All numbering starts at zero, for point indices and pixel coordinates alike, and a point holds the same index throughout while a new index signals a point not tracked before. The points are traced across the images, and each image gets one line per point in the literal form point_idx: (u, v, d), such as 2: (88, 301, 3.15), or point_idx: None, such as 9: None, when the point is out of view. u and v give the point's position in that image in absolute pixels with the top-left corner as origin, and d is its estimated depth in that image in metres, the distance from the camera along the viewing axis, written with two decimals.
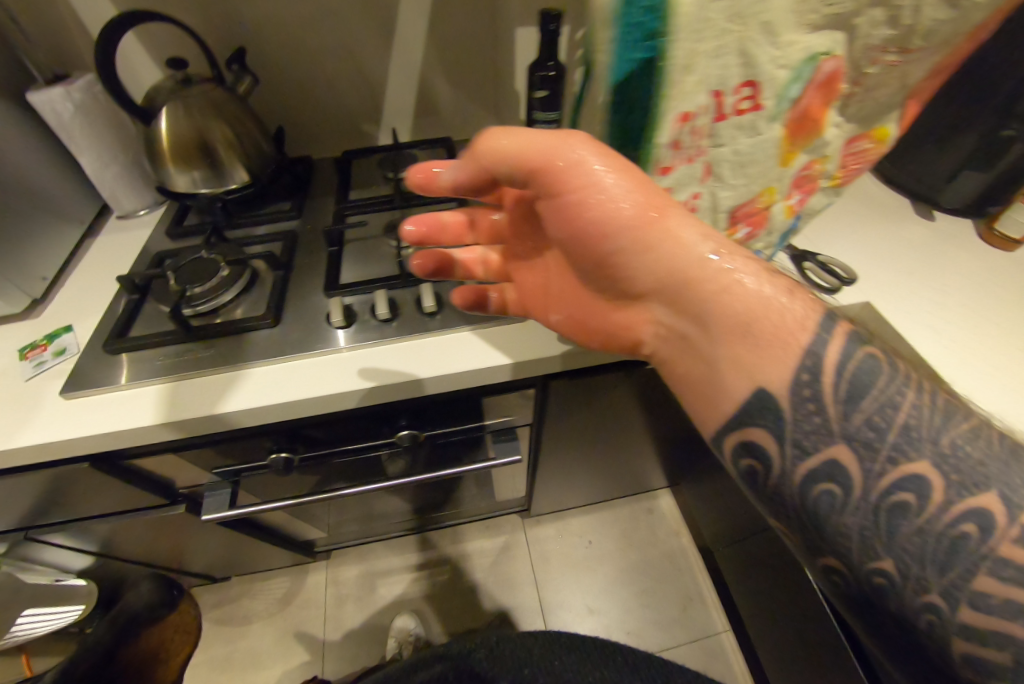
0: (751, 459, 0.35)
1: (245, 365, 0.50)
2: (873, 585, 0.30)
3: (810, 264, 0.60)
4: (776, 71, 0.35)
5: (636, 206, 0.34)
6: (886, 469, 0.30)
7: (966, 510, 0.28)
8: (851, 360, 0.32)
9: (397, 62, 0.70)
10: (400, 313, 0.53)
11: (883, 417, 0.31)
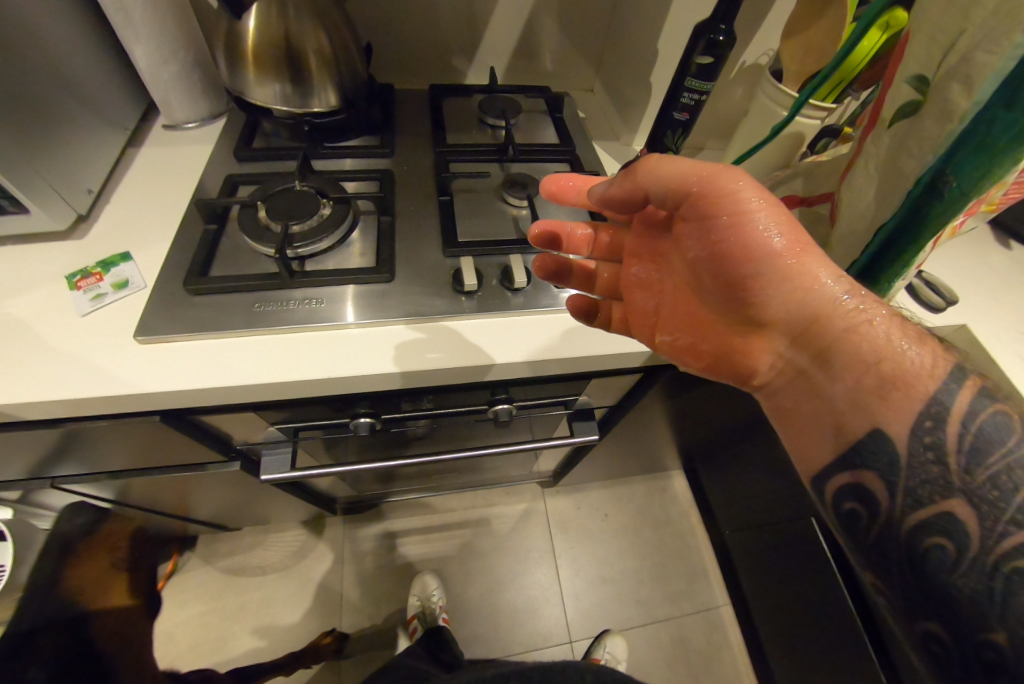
0: (857, 503, 0.33)
1: (363, 324, 0.44)
2: (985, 659, 0.27)
3: (919, 279, 0.59)
4: None
5: (786, 236, 0.33)
6: (1007, 531, 0.27)
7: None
8: (980, 415, 0.30)
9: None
10: (529, 281, 0.48)
11: (1013, 475, 0.28)
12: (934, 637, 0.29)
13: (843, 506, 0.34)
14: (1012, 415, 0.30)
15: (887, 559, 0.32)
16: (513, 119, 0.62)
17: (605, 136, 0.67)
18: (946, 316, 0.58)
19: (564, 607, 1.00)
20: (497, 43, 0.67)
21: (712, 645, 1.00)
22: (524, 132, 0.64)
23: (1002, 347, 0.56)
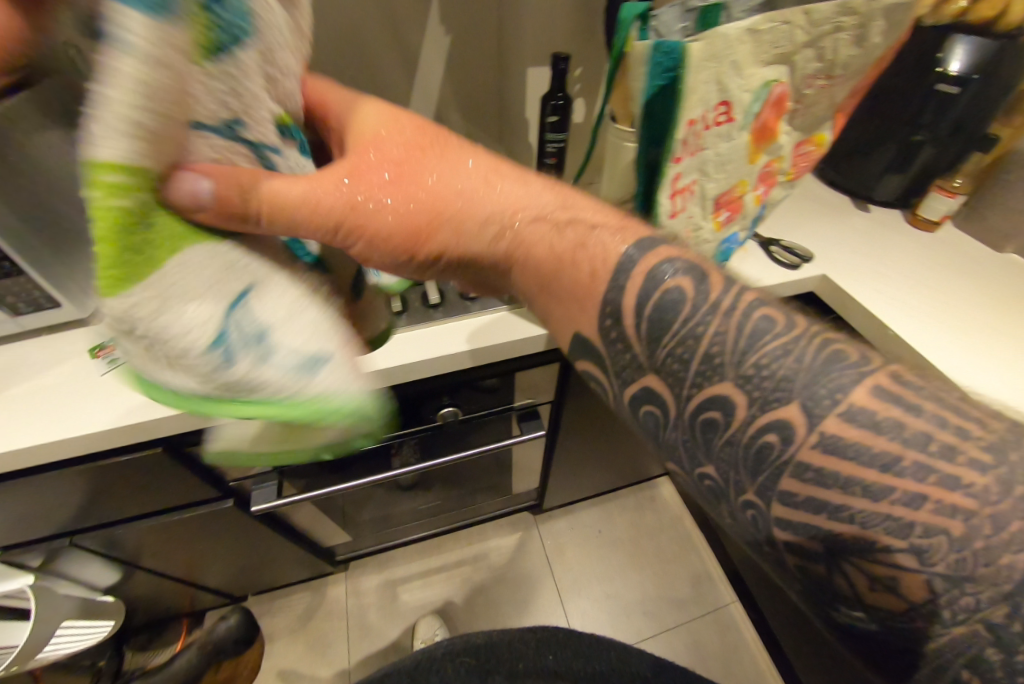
0: (654, 406, 0.38)
1: None
2: (747, 515, 0.34)
3: (776, 247, 0.70)
4: (743, 94, 0.47)
5: (433, 173, 0.40)
6: (693, 394, 0.35)
7: (767, 425, 0.32)
8: (661, 289, 0.37)
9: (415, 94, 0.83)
10: (444, 300, 0.61)
11: (693, 338, 0.35)
12: (697, 492, 0.38)
13: (643, 412, 0.39)
14: (687, 286, 0.36)
15: (656, 443, 0.40)
16: None
17: None
18: (806, 270, 0.69)
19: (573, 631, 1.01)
20: None
21: (727, 645, 1.00)
22: None
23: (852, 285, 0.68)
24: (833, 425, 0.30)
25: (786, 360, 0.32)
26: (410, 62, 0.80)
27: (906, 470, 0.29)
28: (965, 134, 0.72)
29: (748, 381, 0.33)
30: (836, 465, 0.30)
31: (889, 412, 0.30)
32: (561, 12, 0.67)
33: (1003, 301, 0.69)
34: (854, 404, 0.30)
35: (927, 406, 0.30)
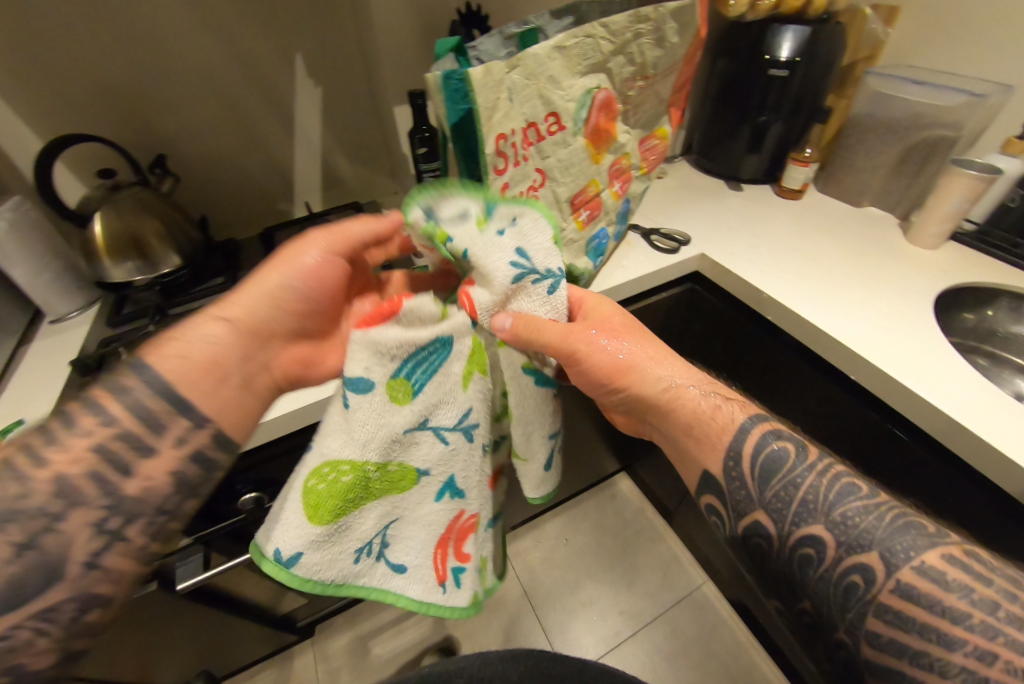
0: (761, 536, 0.44)
1: None
2: (802, 609, 0.42)
3: (655, 236, 0.74)
4: (568, 104, 0.51)
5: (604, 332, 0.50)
6: (792, 533, 0.42)
7: (852, 566, 0.39)
8: (767, 448, 0.45)
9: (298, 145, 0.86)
10: None
11: (792, 489, 0.42)
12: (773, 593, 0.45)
13: (751, 541, 0.45)
14: (789, 450, 0.44)
15: (742, 551, 0.47)
16: None
17: None
18: (684, 253, 0.74)
19: (554, 649, 0.99)
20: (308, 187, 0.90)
21: (705, 625, 1.02)
22: None
23: (728, 259, 0.72)
24: (909, 576, 0.37)
25: (875, 517, 0.40)
26: (285, 116, 0.82)
27: (975, 627, 0.34)
28: (801, 108, 0.80)
29: (836, 526, 0.40)
30: (912, 602, 0.36)
31: (958, 576, 0.36)
32: (414, 53, 0.71)
33: (867, 250, 0.74)
34: (923, 564, 0.37)
35: (993, 578, 0.36)
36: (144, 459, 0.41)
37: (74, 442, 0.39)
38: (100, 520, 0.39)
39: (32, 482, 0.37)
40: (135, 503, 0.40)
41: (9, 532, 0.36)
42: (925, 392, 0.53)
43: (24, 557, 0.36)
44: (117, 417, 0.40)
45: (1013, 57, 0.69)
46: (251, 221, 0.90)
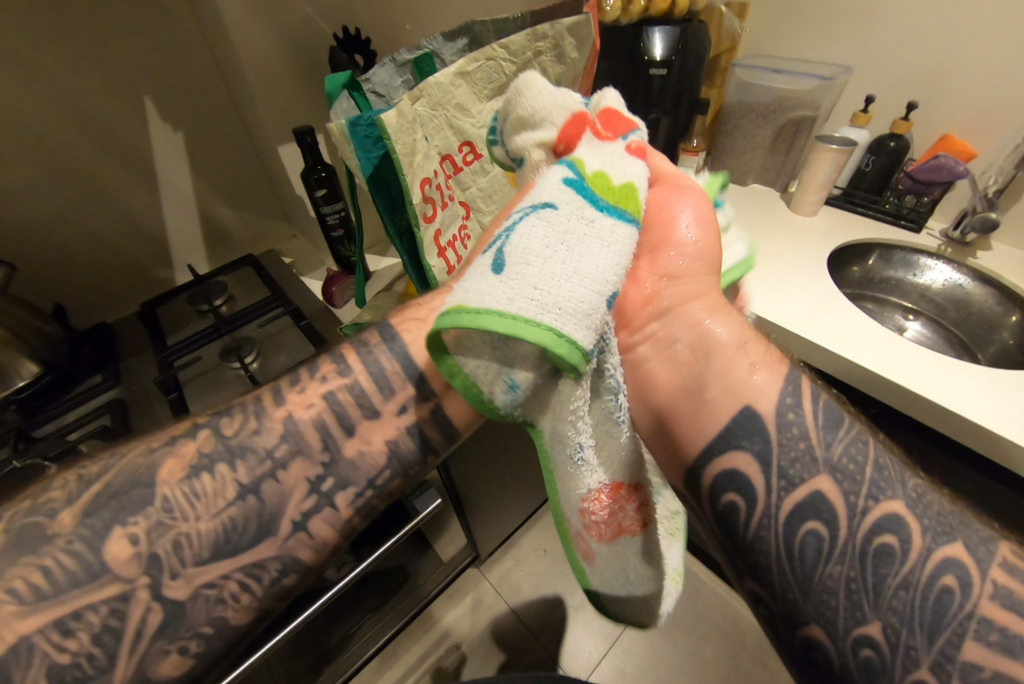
0: (735, 493, 0.35)
1: None
2: None
3: None
4: (481, 130, 0.45)
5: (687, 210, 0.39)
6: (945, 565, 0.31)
7: (942, 562, 0.30)
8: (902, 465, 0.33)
9: (163, 195, 0.74)
10: None
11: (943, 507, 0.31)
12: None
13: None
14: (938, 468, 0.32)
15: None
16: (220, 298, 0.71)
17: (313, 270, 0.79)
18: None
19: (557, 663, 0.99)
20: (189, 244, 0.80)
21: (689, 593, 1.07)
22: (236, 299, 0.73)
23: None
24: (1002, 575, 0.29)
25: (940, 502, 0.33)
26: (144, 168, 0.70)
27: None
28: (682, 103, 0.85)
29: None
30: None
31: None
32: (294, 87, 0.64)
33: (764, 225, 0.80)
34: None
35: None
36: (364, 421, 0.38)
37: (310, 388, 0.38)
38: (315, 481, 0.36)
39: (267, 422, 0.36)
40: (349, 469, 0.37)
41: (236, 472, 0.34)
42: (850, 353, 0.58)
43: (244, 502, 0.34)
44: (353, 370, 0.38)
45: (846, 44, 0.79)
46: (122, 297, 0.76)
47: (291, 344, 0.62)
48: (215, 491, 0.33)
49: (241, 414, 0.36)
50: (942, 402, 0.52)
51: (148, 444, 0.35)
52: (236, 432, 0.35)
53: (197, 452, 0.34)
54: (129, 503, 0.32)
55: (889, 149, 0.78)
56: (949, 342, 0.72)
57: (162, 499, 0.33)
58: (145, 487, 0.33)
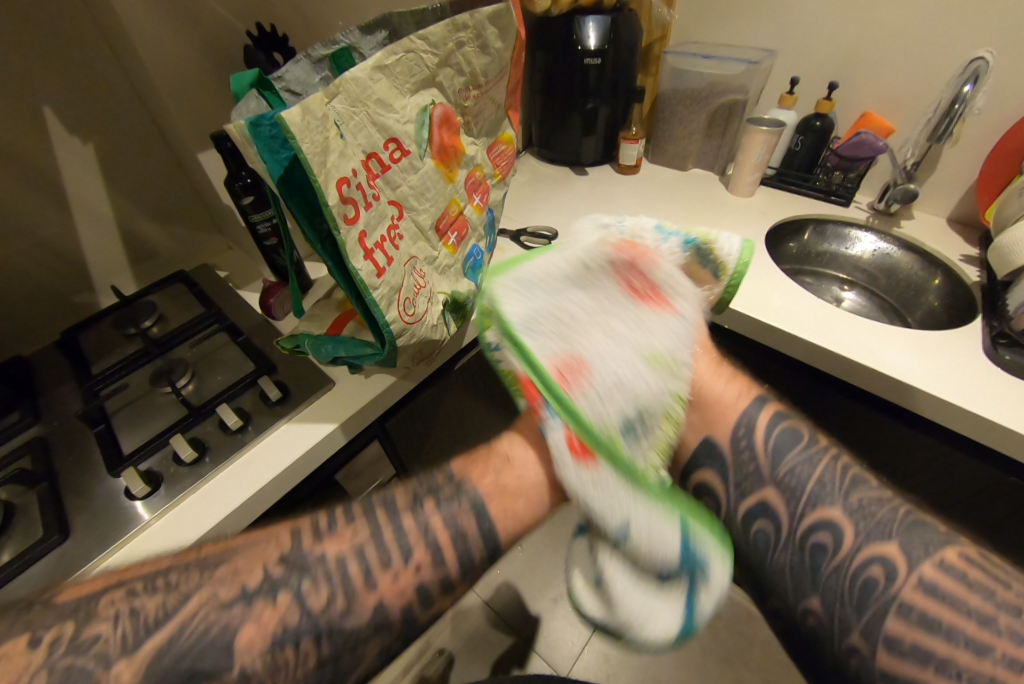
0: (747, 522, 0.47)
1: (159, 516, 0.46)
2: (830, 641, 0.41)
3: (523, 235, 0.72)
4: (405, 126, 0.43)
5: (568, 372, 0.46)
6: (827, 529, 0.43)
7: (872, 557, 0.41)
8: (791, 465, 0.47)
9: (79, 215, 0.69)
10: (206, 444, 0.50)
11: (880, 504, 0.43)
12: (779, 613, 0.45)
13: (755, 531, 0.47)
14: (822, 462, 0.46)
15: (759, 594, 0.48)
16: (149, 319, 0.67)
17: (251, 281, 0.75)
18: None
19: (542, 655, 0.99)
20: (112, 264, 0.75)
21: None
22: (168, 320, 0.68)
23: None
24: (931, 569, 0.39)
25: (813, 475, 0.46)
26: (50, 186, 0.65)
27: (1003, 631, 0.36)
28: (619, 91, 0.85)
29: (851, 514, 0.43)
30: (916, 621, 0.38)
31: (977, 577, 0.38)
32: (212, 91, 0.60)
33: (703, 207, 0.81)
34: (943, 564, 0.39)
35: (994, 581, 0.38)
36: (439, 593, 0.41)
37: (401, 573, 0.40)
38: (388, 647, 0.39)
39: (358, 605, 0.38)
40: (411, 622, 0.40)
41: (321, 647, 0.36)
42: (789, 326, 0.60)
43: (321, 670, 0.36)
44: (442, 550, 0.42)
45: (769, 28, 0.82)
46: (39, 327, 0.70)
47: (231, 362, 0.59)
48: (295, 662, 0.35)
49: (326, 584, 0.37)
50: (876, 367, 0.55)
51: (215, 596, 0.35)
52: (324, 608, 0.37)
53: (280, 622, 0.35)
54: (204, 665, 0.33)
55: (816, 128, 0.81)
56: (882, 309, 0.76)
57: (238, 669, 0.33)
58: (218, 649, 0.33)
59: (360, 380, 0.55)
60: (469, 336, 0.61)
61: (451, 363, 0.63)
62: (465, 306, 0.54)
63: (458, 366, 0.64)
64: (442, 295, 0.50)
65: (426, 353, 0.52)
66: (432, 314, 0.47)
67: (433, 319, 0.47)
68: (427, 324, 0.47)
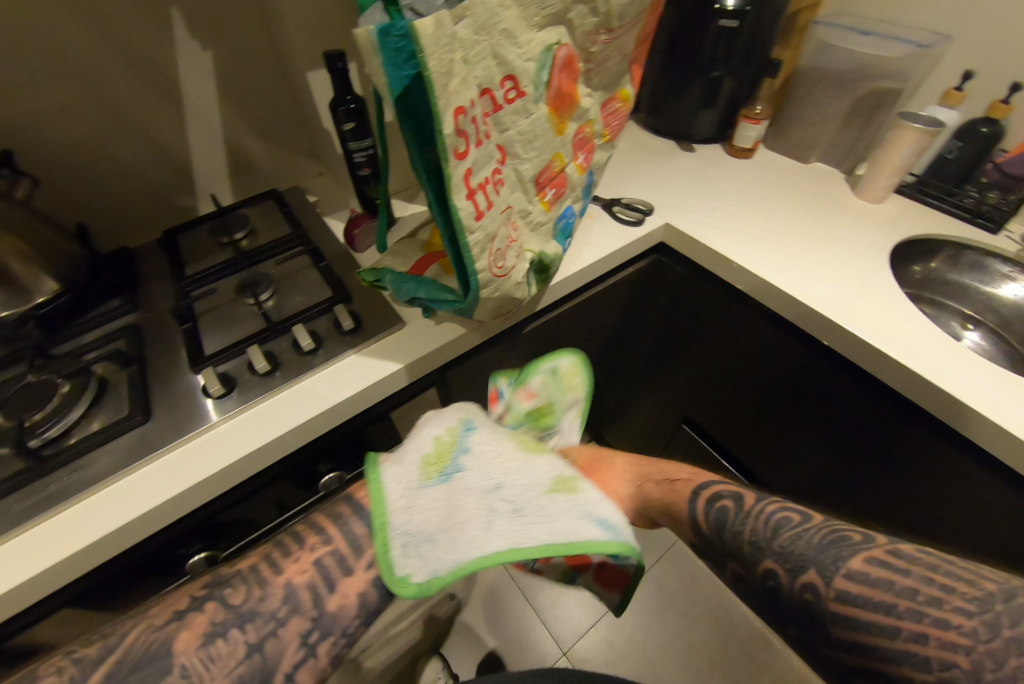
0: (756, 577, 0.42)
1: (226, 420, 0.48)
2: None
3: (616, 206, 0.68)
4: (526, 64, 0.40)
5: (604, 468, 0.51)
6: (792, 579, 0.39)
7: (805, 583, 0.38)
8: (706, 509, 0.46)
9: (189, 120, 0.71)
10: (279, 361, 0.51)
11: (790, 532, 0.41)
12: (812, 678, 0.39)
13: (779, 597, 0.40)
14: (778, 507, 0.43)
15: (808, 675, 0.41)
16: (241, 231, 0.69)
17: (337, 210, 0.76)
18: (649, 223, 0.68)
19: (546, 627, 1.00)
20: (212, 173, 0.77)
21: (686, 577, 1.06)
22: (257, 235, 0.70)
23: (700, 226, 0.68)
24: (844, 581, 0.37)
25: (740, 527, 0.43)
26: (169, 89, 0.67)
27: (909, 632, 0.34)
28: (750, 62, 0.76)
29: (781, 555, 0.40)
30: (858, 631, 0.35)
31: (880, 572, 0.37)
32: (328, 8, 0.59)
33: (820, 207, 0.73)
34: (850, 569, 0.37)
35: (914, 568, 0.37)
36: (345, 576, 0.39)
37: (303, 555, 0.39)
38: (311, 632, 0.37)
39: (270, 587, 0.38)
40: (333, 617, 0.37)
41: (245, 634, 0.35)
42: (900, 354, 0.53)
43: (250, 659, 0.34)
44: (335, 538, 0.40)
45: (949, 8, 0.70)
46: (143, 222, 0.75)
47: (311, 285, 0.60)
48: (227, 654, 0.34)
49: (241, 585, 0.38)
50: (998, 420, 0.47)
51: (150, 622, 0.36)
52: (242, 601, 0.37)
53: (207, 622, 0.35)
54: (143, 683, 0.33)
55: (981, 135, 0.70)
56: (1010, 357, 0.66)
57: (178, 669, 0.34)
58: (159, 661, 0.34)
59: (430, 326, 0.54)
60: (543, 302, 0.59)
61: (519, 326, 0.62)
62: (550, 270, 0.52)
63: (527, 330, 0.62)
64: (530, 254, 0.47)
65: (503, 311, 0.50)
66: (518, 271, 0.45)
67: (519, 277, 0.45)
68: (513, 281, 0.45)
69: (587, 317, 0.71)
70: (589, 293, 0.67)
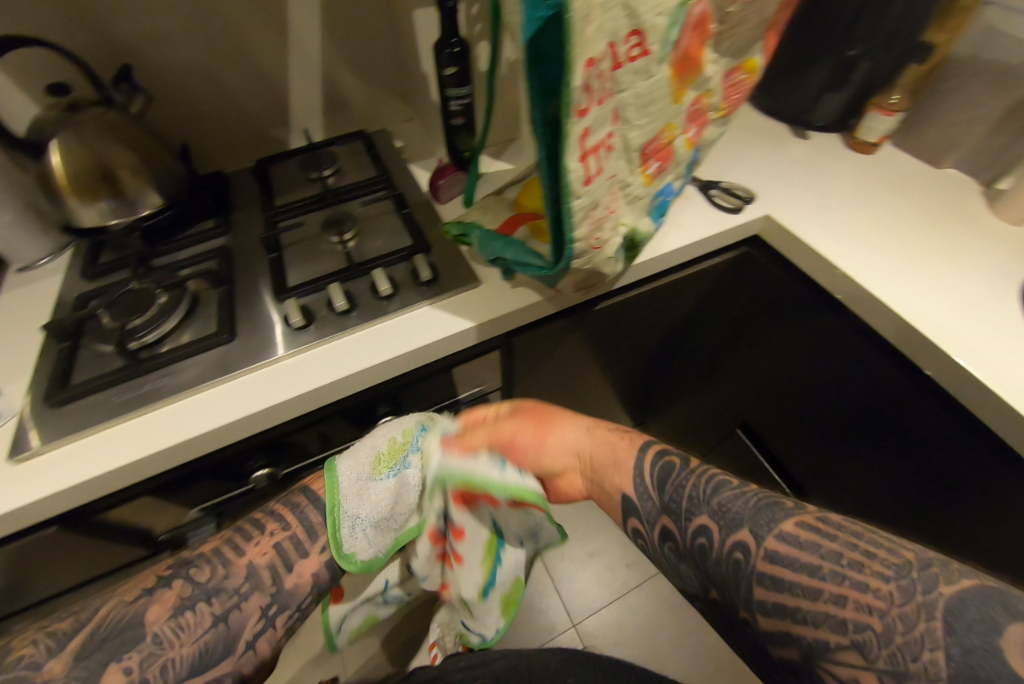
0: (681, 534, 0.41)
1: (302, 350, 0.50)
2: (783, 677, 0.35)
3: (715, 189, 0.64)
4: (659, 18, 0.36)
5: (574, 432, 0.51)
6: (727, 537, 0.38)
7: (738, 542, 0.38)
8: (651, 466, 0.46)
9: (292, 51, 0.71)
10: (356, 301, 0.52)
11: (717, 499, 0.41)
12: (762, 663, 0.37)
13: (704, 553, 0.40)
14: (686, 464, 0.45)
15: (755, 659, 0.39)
16: (330, 168, 0.70)
17: (423, 159, 0.75)
18: (748, 212, 0.63)
19: (561, 596, 1.03)
20: (307, 107, 0.78)
21: None
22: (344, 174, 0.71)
23: (803, 223, 0.63)
24: (774, 541, 0.36)
25: (680, 488, 0.43)
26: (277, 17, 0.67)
27: (826, 593, 0.33)
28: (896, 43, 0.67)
29: (715, 513, 0.40)
30: (780, 589, 0.35)
31: (807, 535, 0.36)
32: None
33: (947, 220, 0.65)
34: (781, 531, 0.37)
35: (840, 534, 0.36)
36: (301, 559, 0.49)
37: (263, 539, 0.49)
38: (264, 607, 0.47)
39: (233, 567, 0.47)
40: (288, 595, 0.48)
41: (211, 606, 0.44)
42: (1013, 396, 0.47)
43: (215, 629, 0.44)
44: (292, 525, 0.50)
45: None
46: (240, 149, 0.77)
47: (392, 231, 0.60)
48: (195, 623, 0.43)
49: (208, 564, 0.46)
50: None
51: (121, 598, 0.43)
52: (206, 579, 0.45)
53: (176, 596, 0.44)
54: (122, 642, 0.41)
55: None
56: None
57: (152, 634, 0.42)
58: (133, 628, 0.42)
59: (505, 289, 0.53)
60: (622, 280, 0.57)
61: (591, 302, 0.60)
62: (638, 247, 0.49)
63: (599, 307, 0.61)
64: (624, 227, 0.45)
65: (584, 283, 0.49)
66: (611, 244, 0.43)
67: (611, 250, 0.43)
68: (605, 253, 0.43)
69: (660, 302, 0.68)
70: (668, 277, 0.64)
